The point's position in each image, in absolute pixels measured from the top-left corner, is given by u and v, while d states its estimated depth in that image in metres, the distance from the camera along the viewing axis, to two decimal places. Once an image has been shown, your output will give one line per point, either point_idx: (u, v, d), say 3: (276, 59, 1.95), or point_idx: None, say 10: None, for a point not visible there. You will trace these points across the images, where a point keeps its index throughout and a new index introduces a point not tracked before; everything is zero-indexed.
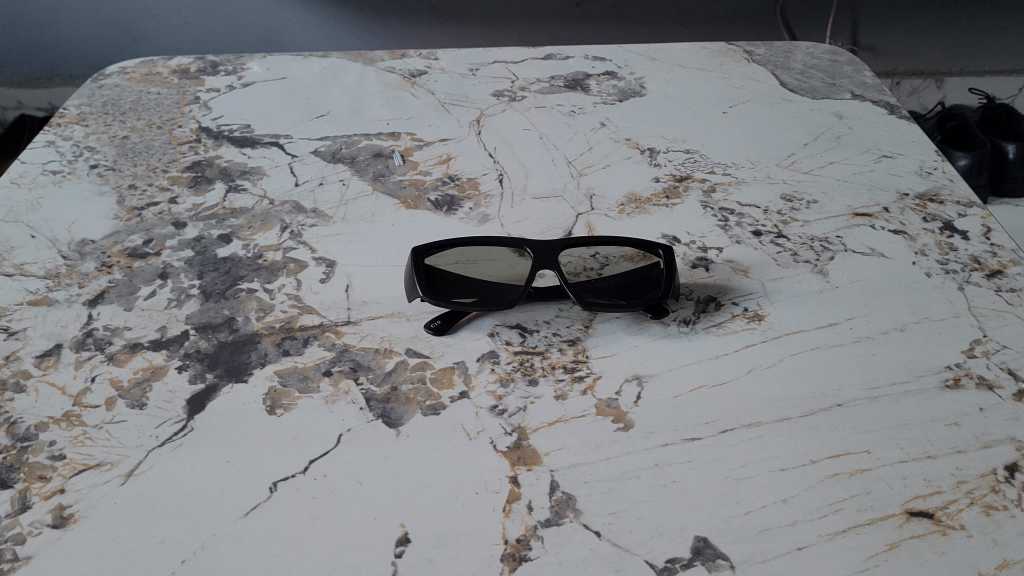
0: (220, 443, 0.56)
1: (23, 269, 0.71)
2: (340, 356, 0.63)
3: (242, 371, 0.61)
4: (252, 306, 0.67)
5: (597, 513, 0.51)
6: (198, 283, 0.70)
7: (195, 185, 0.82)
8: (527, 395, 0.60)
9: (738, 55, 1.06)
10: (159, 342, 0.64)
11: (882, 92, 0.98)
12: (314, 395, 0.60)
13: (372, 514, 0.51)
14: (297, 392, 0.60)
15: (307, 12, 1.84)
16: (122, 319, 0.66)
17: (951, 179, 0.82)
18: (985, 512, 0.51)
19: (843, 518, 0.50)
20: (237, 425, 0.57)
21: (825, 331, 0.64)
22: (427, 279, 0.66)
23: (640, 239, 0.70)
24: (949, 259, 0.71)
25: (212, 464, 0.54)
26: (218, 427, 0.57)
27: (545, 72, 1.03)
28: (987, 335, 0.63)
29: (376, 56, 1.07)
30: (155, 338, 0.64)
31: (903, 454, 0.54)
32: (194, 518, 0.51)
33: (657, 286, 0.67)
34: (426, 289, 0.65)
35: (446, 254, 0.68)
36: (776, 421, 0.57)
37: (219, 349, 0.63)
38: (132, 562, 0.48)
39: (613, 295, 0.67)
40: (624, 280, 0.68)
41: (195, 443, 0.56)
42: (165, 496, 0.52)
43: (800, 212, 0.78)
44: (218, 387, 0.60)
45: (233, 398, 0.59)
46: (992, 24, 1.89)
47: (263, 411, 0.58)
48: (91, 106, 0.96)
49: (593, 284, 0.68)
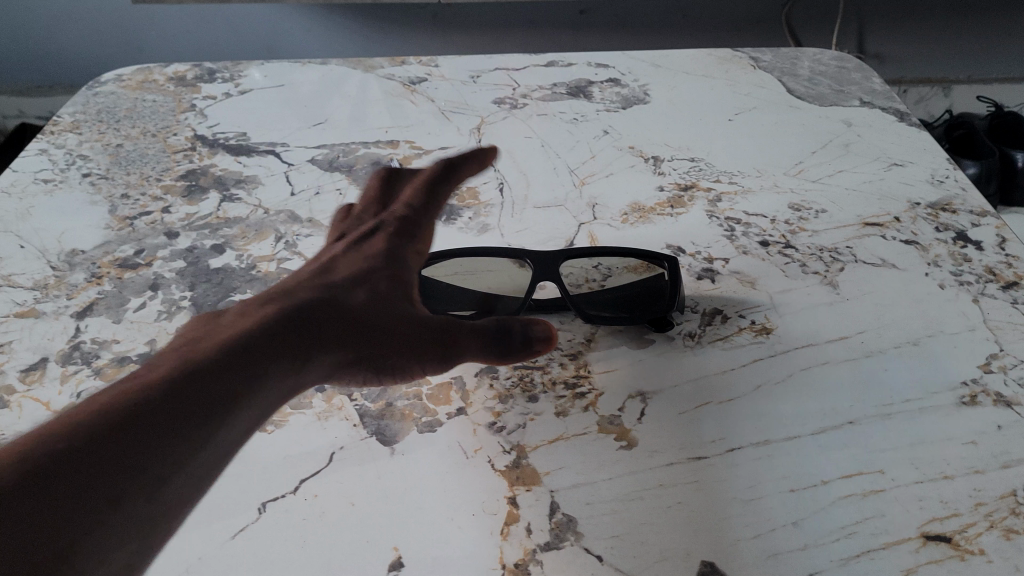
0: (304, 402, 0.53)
1: (11, 281, 0.70)
2: (462, 332, 0.51)
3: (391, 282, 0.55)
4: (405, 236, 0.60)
5: (598, 536, 0.49)
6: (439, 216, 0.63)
7: (189, 194, 0.81)
8: (526, 411, 0.58)
9: (744, 62, 1.04)
10: (381, 244, 0.58)
11: (891, 99, 0.96)
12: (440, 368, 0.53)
13: (364, 537, 0.49)
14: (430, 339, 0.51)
15: (309, 20, 1.82)
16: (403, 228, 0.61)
17: (964, 188, 0.80)
18: (1005, 536, 0.48)
19: (857, 543, 0.48)
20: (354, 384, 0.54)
21: (836, 345, 0.62)
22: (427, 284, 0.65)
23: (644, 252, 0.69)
24: (963, 270, 0.69)
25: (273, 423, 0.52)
26: (353, 299, 0.52)
27: (548, 79, 1.01)
28: (1003, 349, 0.61)
29: (376, 63, 1.05)
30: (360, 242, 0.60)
31: (918, 474, 0.52)
32: (303, 341, 0.46)
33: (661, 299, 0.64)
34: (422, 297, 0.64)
35: (447, 259, 0.67)
36: (786, 439, 0.55)
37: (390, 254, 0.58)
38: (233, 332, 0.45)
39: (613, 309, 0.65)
40: (626, 293, 0.66)
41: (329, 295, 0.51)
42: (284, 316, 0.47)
43: (809, 222, 0.76)
44: (368, 276, 0.55)
45: (375, 293, 0.53)
46: (1003, 31, 1.87)
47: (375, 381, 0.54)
48: (85, 114, 0.94)
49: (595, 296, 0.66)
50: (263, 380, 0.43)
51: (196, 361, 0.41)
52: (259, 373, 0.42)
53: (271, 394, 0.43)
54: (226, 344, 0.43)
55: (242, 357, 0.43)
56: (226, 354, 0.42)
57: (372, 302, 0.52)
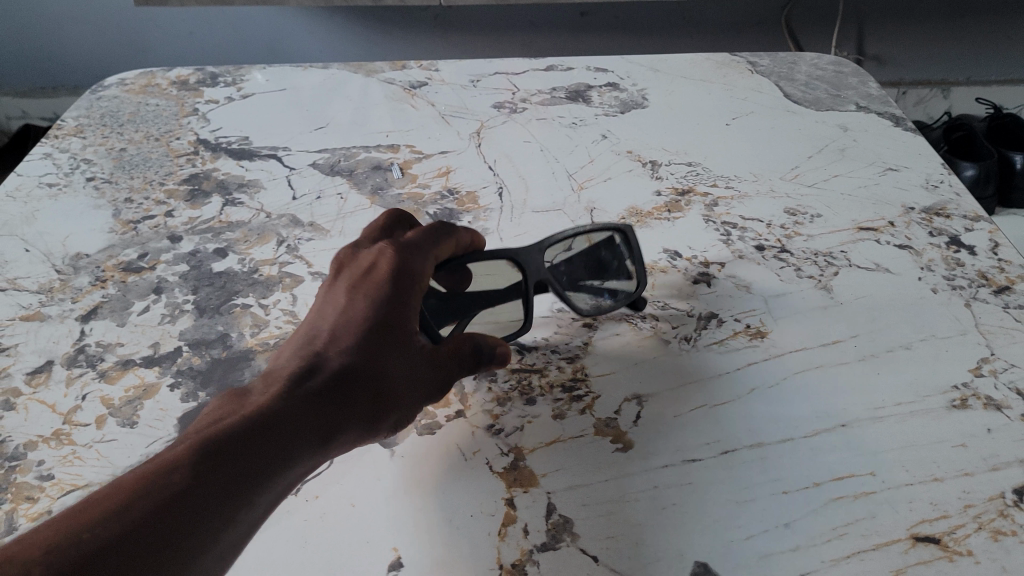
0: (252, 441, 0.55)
1: (16, 284, 0.71)
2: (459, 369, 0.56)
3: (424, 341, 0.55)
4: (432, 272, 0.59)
5: (594, 537, 0.50)
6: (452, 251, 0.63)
7: (191, 198, 0.82)
8: (524, 414, 0.58)
9: (741, 66, 1.05)
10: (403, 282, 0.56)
11: (887, 104, 0.97)
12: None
13: (364, 538, 0.50)
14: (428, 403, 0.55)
15: (311, 23, 1.83)
16: (425, 254, 0.58)
17: (957, 193, 0.81)
18: (993, 537, 0.49)
19: (848, 544, 0.49)
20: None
21: (828, 349, 0.63)
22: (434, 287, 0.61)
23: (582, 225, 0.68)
24: (956, 274, 0.70)
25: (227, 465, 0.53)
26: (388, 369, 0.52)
27: (547, 84, 1.02)
28: (994, 354, 0.62)
29: (377, 67, 1.06)
30: (391, 264, 0.56)
31: (908, 477, 0.53)
32: (320, 447, 0.47)
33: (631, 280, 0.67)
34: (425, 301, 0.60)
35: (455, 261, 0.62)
36: (779, 442, 0.55)
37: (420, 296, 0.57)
38: (256, 425, 0.44)
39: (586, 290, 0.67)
40: (600, 269, 0.67)
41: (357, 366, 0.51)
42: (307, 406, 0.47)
43: (804, 227, 0.77)
44: (410, 332, 0.54)
45: (412, 356, 0.53)
46: (1001, 34, 1.87)
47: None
48: (88, 118, 0.95)
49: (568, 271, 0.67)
50: (276, 490, 0.43)
51: (229, 459, 0.42)
52: (275, 482, 0.43)
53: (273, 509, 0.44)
54: (255, 443, 0.43)
55: (263, 472, 0.43)
56: (252, 451, 0.43)
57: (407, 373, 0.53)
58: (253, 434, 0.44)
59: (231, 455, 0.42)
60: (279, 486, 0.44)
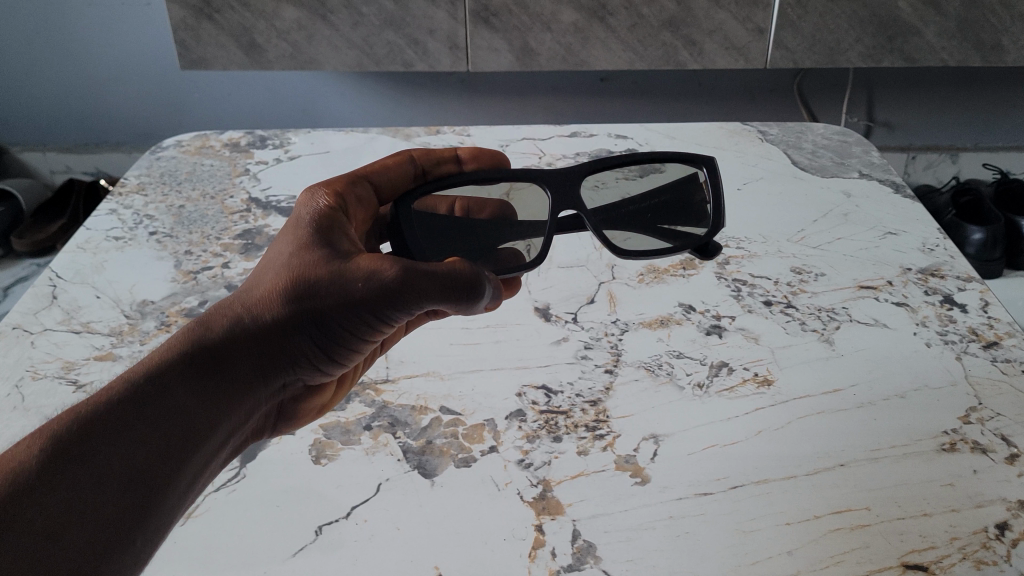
0: (269, 416, 0.61)
1: (89, 327, 0.78)
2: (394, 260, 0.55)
3: (328, 254, 0.56)
4: (365, 195, 0.68)
5: (615, 559, 0.56)
6: (394, 174, 0.72)
7: (246, 251, 0.89)
8: (551, 450, 0.65)
9: (752, 135, 1.13)
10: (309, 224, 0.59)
11: (887, 172, 1.04)
12: (391, 325, 0.57)
13: (408, 557, 0.56)
14: (373, 311, 0.55)
15: (344, 85, 1.94)
16: (329, 203, 0.62)
17: (951, 256, 0.87)
18: (976, 566, 0.55)
19: (844, 569, 0.55)
20: (300, 383, 0.59)
21: (829, 396, 0.69)
22: (421, 205, 0.69)
23: (672, 156, 0.75)
24: (948, 330, 0.76)
25: (249, 439, 0.59)
26: (280, 291, 0.54)
27: (571, 149, 1.10)
28: (982, 404, 0.67)
29: (413, 132, 1.14)
30: (291, 218, 0.61)
31: (900, 512, 0.58)
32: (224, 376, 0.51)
33: (702, 222, 0.74)
34: (415, 223, 0.69)
35: (444, 192, 0.70)
36: (783, 478, 0.61)
37: (324, 227, 0.59)
38: (137, 377, 0.49)
39: (648, 229, 0.73)
40: (670, 206, 0.74)
41: (243, 306, 0.54)
42: (192, 352, 0.51)
43: (808, 284, 0.83)
44: (306, 257, 0.56)
45: (312, 277, 0.55)
46: (1005, 101, 1.95)
47: (318, 374, 0.59)
48: (149, 177, 1.04)
49: (629, 208, 0.73)
50: (176, 415, 0.48)
51: (118, 404, 0.47)
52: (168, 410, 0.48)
53: (187, 429, 0.48)
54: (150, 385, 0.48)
55: (138, 415, 0.47)
56: (145, 393, 0.48)
57: (309, 288, 0.55)
58: (133, 387, 0.48)
59: (123, 400, 0.47)
60: (182, 412, 0.48)
